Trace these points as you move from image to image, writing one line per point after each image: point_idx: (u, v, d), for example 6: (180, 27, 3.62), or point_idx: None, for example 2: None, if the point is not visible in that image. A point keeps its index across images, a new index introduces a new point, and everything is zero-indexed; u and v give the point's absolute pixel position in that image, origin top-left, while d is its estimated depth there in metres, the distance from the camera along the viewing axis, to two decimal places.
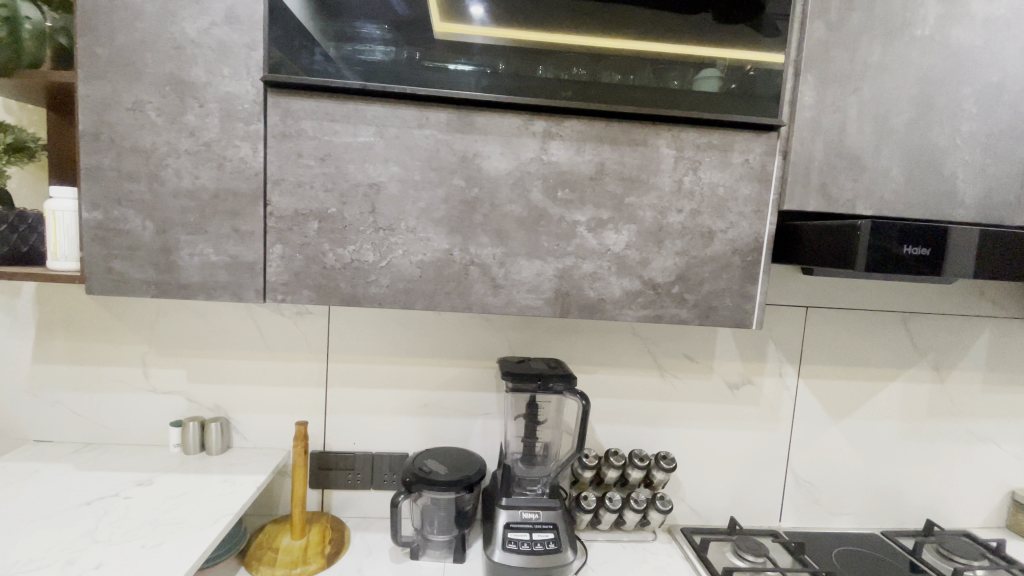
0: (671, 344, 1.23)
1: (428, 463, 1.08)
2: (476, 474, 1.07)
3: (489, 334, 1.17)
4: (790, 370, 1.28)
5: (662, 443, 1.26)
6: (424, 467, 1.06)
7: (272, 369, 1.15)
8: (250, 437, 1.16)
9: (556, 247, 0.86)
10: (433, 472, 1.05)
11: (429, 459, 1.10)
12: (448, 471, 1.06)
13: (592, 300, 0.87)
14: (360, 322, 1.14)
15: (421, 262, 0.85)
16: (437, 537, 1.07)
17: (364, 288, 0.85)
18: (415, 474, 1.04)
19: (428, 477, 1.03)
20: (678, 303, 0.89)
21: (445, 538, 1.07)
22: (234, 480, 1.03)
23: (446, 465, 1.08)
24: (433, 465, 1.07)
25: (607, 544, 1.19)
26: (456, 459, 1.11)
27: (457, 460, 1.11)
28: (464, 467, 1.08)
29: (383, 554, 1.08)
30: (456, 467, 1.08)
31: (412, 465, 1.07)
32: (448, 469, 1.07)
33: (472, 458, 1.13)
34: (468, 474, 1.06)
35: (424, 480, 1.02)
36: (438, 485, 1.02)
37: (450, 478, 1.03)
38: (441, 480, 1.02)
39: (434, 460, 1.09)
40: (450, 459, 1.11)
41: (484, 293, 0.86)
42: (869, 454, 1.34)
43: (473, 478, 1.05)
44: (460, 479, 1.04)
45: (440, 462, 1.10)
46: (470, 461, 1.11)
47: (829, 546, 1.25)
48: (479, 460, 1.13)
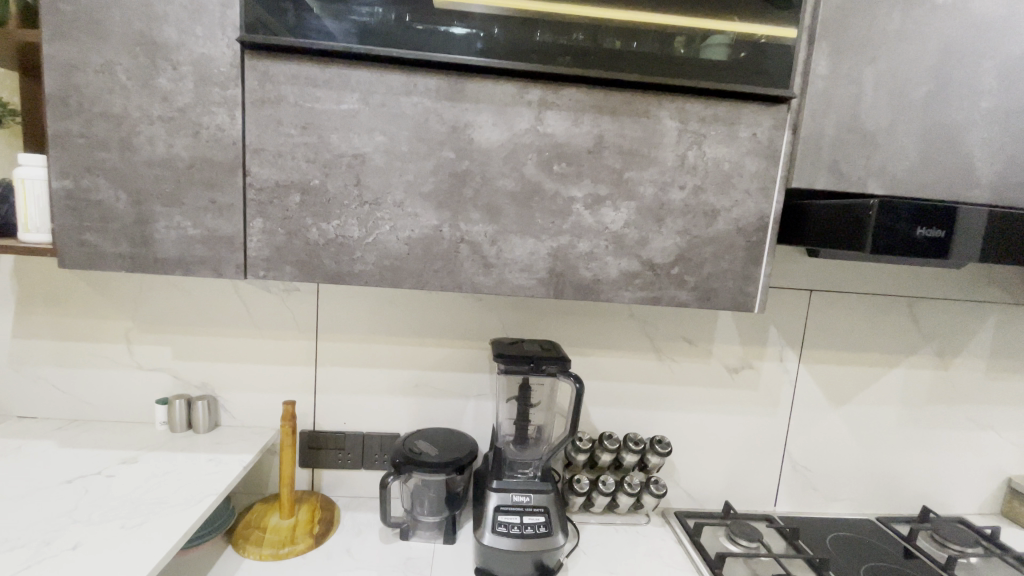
0: (670, 326, 1.19)
1: (419, 445, 1.07)
2: (467, 456, 1.05)
3: (482, 314, 1.13)
4: (791, 355, 1.25)
5: (658, 427, 1.24)
6: (415, 449, 1.05)
7: (259, 347, 1.12)
8: (238, 416, 1.14)
9: (551, 225, 0.81)
10: (424, 454, 1.03)
11: (419, 441, 1.08)
12: (439, 453, 1.04)
13: (588, 281, 0.84)
14: (349, 300, 1.10)
15: (409, 238, 0.81)
16: (428, 518, 1.06)
17: (349, 266, 0.81)
18: (405, 456, 1.02)
19: (419, 459, 1.01)
20: (677, 285, 0.85)
21: (435, 519, 1.06)
22: (220, 460, 1.01)
23: (436, 446, 1.07)
24: (424, 447, 1.06)
25: (600, 526, 1.18)
26: (447, 441, 1.09)
27: (448, 442, 1.09)
28: (455, 449, 1.06)
29: (372, 534, 1.07)
30: (447, 449, 1.06)
31: (402, 446, 1.05)
32: (438, 451, 1.05)
33: (464, 440, 1.11)
34: (458, 456, 1.04)
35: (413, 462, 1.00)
36: (429, 467, 1.00)
37: (440, 460, 1.01)
38: (432, 463, 1.00)
39: (424, 442, 1.08)
40: (441, 441, 1.09)
41: (475, 272, 0.82)
42: (867, 440, 1.32)
43: (464, 460, 1.03)
44: (451, 461, 1.02)
45: (430, 443, 1.08)
46: (461, 443, 1.09)
47: (823, 531, 1.24)
48: (470, 442, 1.11)
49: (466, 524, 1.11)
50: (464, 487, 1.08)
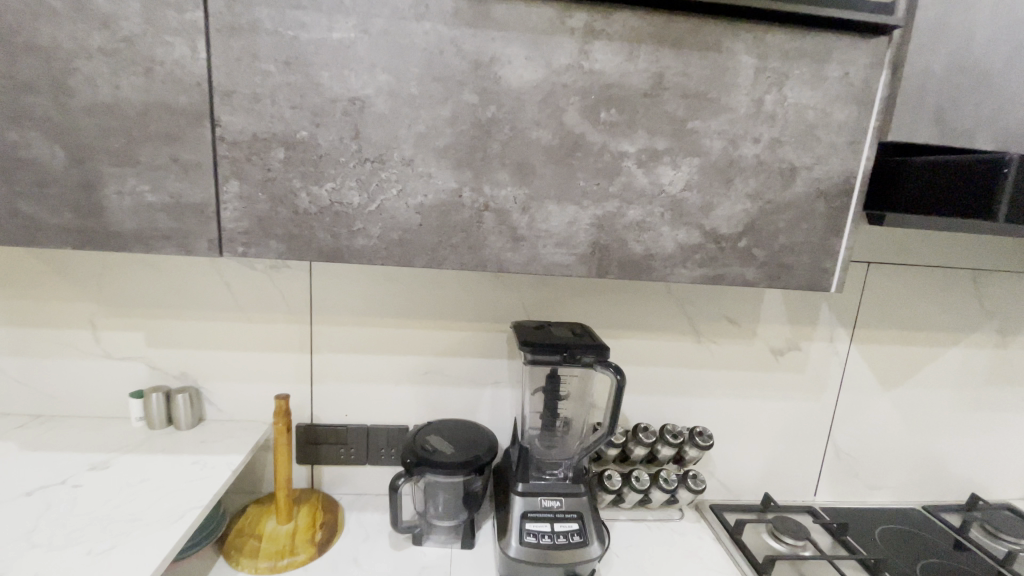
0: (711, 304, 1.06)
1: (432, 442, 0.94)
2: (487, 454, 0.93)
3: (500, 294, 0.99)
4: (842, 335, 1.12)
5: (693, 414, 1.13)
6: (428, 446, 0.92)
7: (245, 332, 0.97)
8: (225, 410, 1.01)
9: (596, 187, 0.66)
10: (439, 453, 0.90)
11: (432, 436, 0.96)
12: (456, 451, 0.92)
13: (639, 257, 0.69)
14: (346, 278, 0.96)
15: (422, 205, 0.65)
16: (443, 521, 0.95)
17: (348, 240, 0.66)
18: (418, 455, 0.89)
19: (433, 459, 0.89)
20: (743, 261, 0.71)
21: (452, 523, 0.95)
22: (205, 463, 0.88)
23: (453, 443, 0.94)
24: (438, 444, 0.93)
25: (630, 523, 1.08)
26: (464, 436, 0.97)
27: (465, 437, 0.97)
28: (473, 447, 0.94)
29: (381, 539, 0.95)
30: (464, 446, 0.94)
31: (413, 443, 0.93)
32: (455, 449, 0.92)
33: (483, 435, 0.98)
34: (478, 455, 0.91)
35: (427, 462, 0.88)
36: (445, 468, 0.88)
37: (457, 460, 0.89)
38: (448, 464, 0.88)
39: (438, 438, 0.95)
40: (457, 437, 0.96)
41: (502, 246, 0.67)
42: (917, 424, 1.20)
43: (483, 460, 0.91)
44: (469, 461, 0.89)
45: (446, 440, 0.95)
46: (480, 438, 0.97)
47: (869, 523, 1.14)
48: (490, 437, 0.98)
49: (486, 526, 1.00)
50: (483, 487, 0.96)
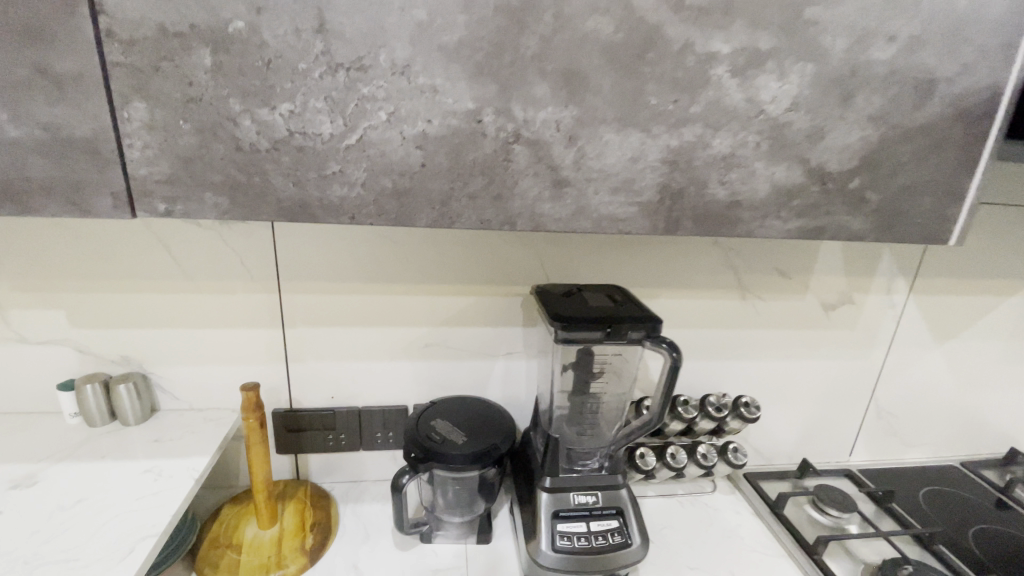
0: (762, 256, 0.90)
1: (440, 428, 0.78)
2: (506, 441, 0.78)
3: (513, 250, 0.80)
4: (901, 286, 0.98)
5: (730, 379, 1.00)
6: (436, 435, 0.76)
7: (197, 306, 0.78)
8: (183, 398, 0.83)
9: (673, 106, 0.47)
10: (450, 443, 0.75)
11: (438, 421, 0.80)
12: (469, 440, 0.76)
13: (722, 205, 0.51)
14: (320, 236, 0.75)
15: (424, 135, 0.45)
16: (455, 514, 0.82)
17: (319, 190, 0.46)
18: (424, 448, 0.74)
19: (444, 452, 0.73)
20: (852, 207, 0.54)
21: (466, 515, 0.82)
22: (161, 472, 0.70)
23: (465, 429, 0.79)
24: (447, 431, 0.77)
25: (660, 499, 0.98)
26: (475, 419, 0.81)
27: (477, 420, 0.81)
28: (489, 432, 0.78)
29: (384, 538, 0.82)
30: (478, 432, 0.78)
31: (417, 432, 0.77)
32: (468, 436, 0.77)
33: (497, 415, 0.83)
34: (496, 443, 0.76)
35: (436, 457, 0.73)
36: (459, 463, 0.73)
37: (473, 452, 0.74)
38: (462, 457, 0.73)
39: (446, 423, 0.79)
40: (468, 421, 0.81)
41: (540, 194, 0.48)
42: (965, 377, 1.10)
43: (502, 450, 0.76)
44: (487, 452, 0.74)
45: (455, 424, 0.80)
46: (495, 421, 0.81)
47: (908, 486, 1.06)
48: (506, 417, 0.83)
49: (502, 514, 0.88)
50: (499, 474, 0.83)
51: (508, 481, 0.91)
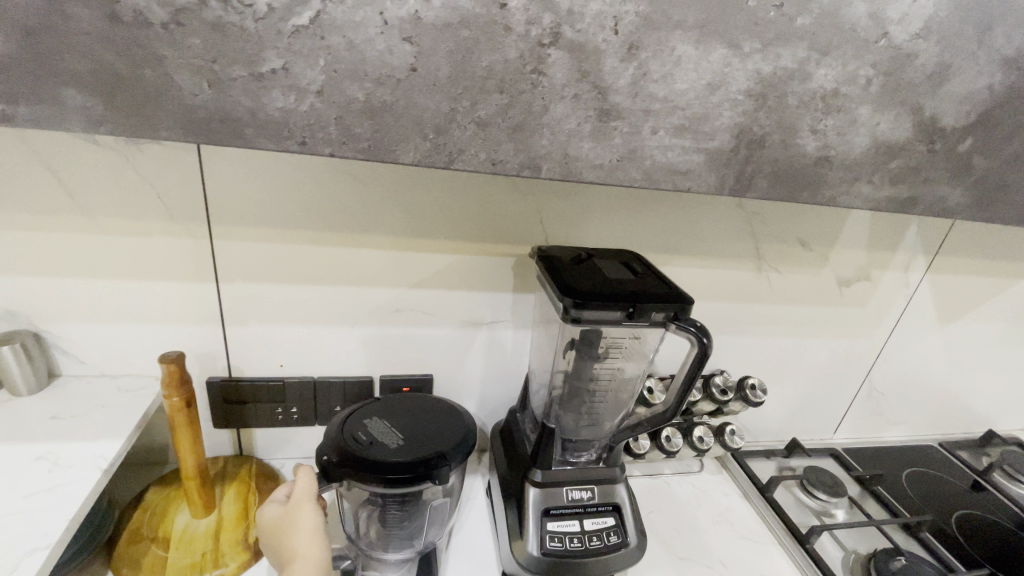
0: (785, 223, 0.79)
1: (373, 429, 0.58)
2: (461, 450, 0.58)
3: (508, 202, 0.66)
4: (919, 264, 0.90)
5: (729, 355, 0.92)
6: (363, 437, 0.56)
7: (101, 251, 0.60)
8: (91, 363, 0.67)
9: (775, 14, 0.33)
10: (380, 449, 0.55)
11: (373, 421, 0.60)
12: (410, 446, 0.56)
13: (808, 161, 0.39)
14: (265, 167, 0.58)
15: (418, 22, 0.29)
16: (391, 551, 0.62)
17: (248, 96, 0.30)
18: (343, 452, 0.54)
19: (369, 460, 0.53)
20: (956, 176, 0.42)
21: (405, 552, 0.63)
22: (57, 461, 0.56)
23: (406, 433, 0.59)
24: (381, 434, 0.58)
25: (647, 479, 0.91)
26: (425, 422, 0.61)
27: (426, 422, 0.61)
28: (438, 438, 0.58)
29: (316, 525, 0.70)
30: (422, 437, 0.58)
31: (340, 432, 0.57)
32: (409, 442, 0.57)
33: (454, 418, 0.63)
34: (444, 453, 0.56)
35: (356, 463, 0.53)
36: (388, 475, 0.52)
37: (409, 462, 0.54)
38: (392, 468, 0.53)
39: (383, 425, 0.59)
40: (415, 422, 0.61)
41: (577, 127, 0.34)
42: (959, 360, 1.05)
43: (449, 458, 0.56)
44: (427, 463, 0.54)
45: (397, 426, 0.60)
46: (452, 424, 0.61)
47: (892, 467, 1.03)
48: (466, 418, 0.63)
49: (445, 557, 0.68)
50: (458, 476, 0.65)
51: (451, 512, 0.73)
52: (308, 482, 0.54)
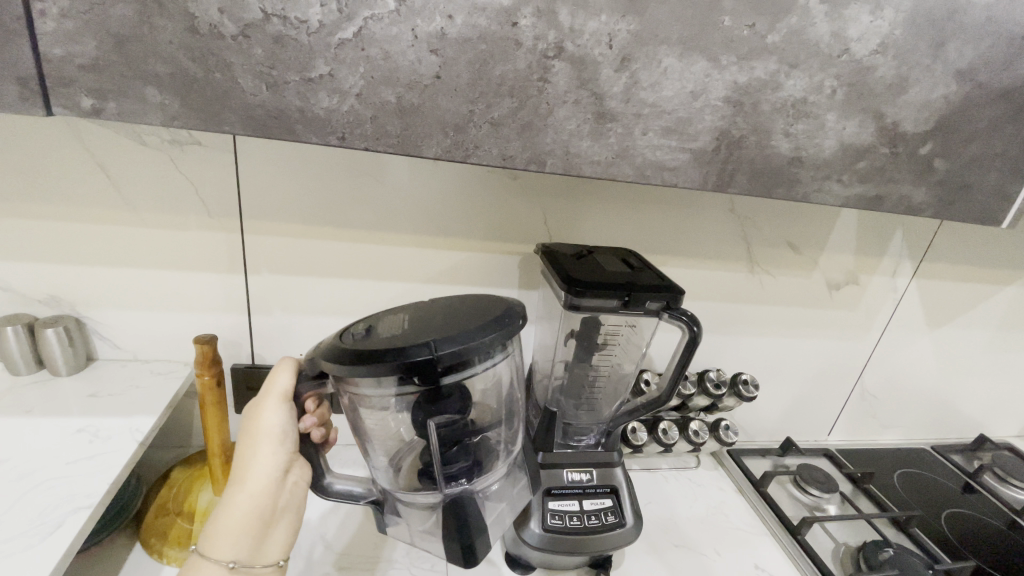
0: (775, 227, 0.84)
1: (385, 321, 0.46)
2: (460, 335, 0.41)
3: (516, 204, 0.72)
4: (905, 270, 0.94)
5: (725, 354, 0.96)
6: (364, 329, 0.46)
7: (142, 242, 0.66)
8: (126, 348, 0.72)
9: (748, 32, 0.38)
10: (370, 337, 0.43)
11: (393, 314, 0.48)
12: (400, 335, 0.42)
13: (781, 162, 0.44)
14: (293, 167, 0.64)
15: (443, 37, 0.35)
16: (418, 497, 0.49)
17: (299, 97, 0.35)
18: (330, 343, 0.45)
19: (344, 348, 0.42)
20: (919, 176, 0.47)
21: (429, 496, 0.49)
22: (97, 433, 0.61)
23: (416, 321, 0.45)
24: (386, 325, 0.45)
25: (645, 473, 0.95)
26: (453, 313, 0.46)
27: (451, 312, 0.46)
28: (444, 325, 0.43)
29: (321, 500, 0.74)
30: (429, 325, 0.43)
31: (350, 326, 0.48)
32: (404, 330, 0.43)
33: (496, 309, 0.46)
34: (429, 339, 0.40)
35: (330, 352, 0.43)
36: (349, 366, 0.40)
37: (379, 346, 0.40)
38: (351, 357, 0.40)
39: (400, 316, 0.47)
40: (441, 313, 0.46)
41: (577, 128, 0.39)
42: (949, 364, 1.09)
43: (437, 346, 0.40)
44: (400, 351, 0.39)
45: (416, 317, 0.46)
46: (480, 314, 0.45)
47: (885, 467, 1.06)
48: (504, 309, 0.46)
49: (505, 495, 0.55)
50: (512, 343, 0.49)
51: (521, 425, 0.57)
52: (284, 378, 0.50)
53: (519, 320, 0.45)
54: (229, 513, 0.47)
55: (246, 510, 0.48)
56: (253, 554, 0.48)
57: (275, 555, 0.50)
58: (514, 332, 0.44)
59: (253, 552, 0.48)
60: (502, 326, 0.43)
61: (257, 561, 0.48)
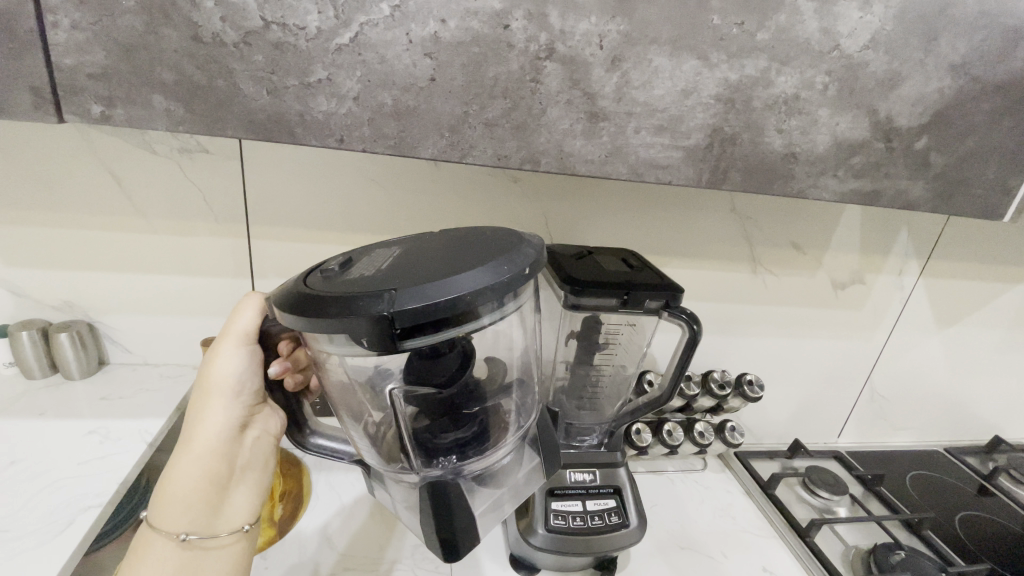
0: (778, 226, 0.84)
1: (367, 261, 0.41)
2: (426, 289, 0.34)
3: (516, 206, 0.72)
4: (912, 268, 0.94)
5: (731, 355, 0.95)
6: (341, 267, 0.40)
7: (151, 247, 0.67)
8: (137, 352, 0.74)
9: (737, 31, 0.39)
10: (338, 279, 0.38)
11: (381, 253, 0.43)
12: (364, 281, 0.37)
13: (775, 158, 0.44)
14: (297, 172, 0.65)
15: (437, 40, 0.36)
16: (401, 472, 0.46)
17: (299, 101, 0.36)
18: (298, 279, 0.40)
19: (305, 289, 0.37)
20: (915, 170, 0.47)
21: (413, 475, 0.45)
22: (108, 434, 0.63)
23: (396, 266, 0.38)
24: (363, 268, 0.40)
25: (651, 475, 0.94)
26: (443, 256, 0.39)
27: (440, 256, 0.39)
28: (419, 273, 0.36)
29: (325, 500, 0.74)
30: (406, 269, 0.37)
31: (332, 258, 0.43)
32: (374, 276, 0.37)
33: (496, 253, 0.38)
34: (387, 290, 0.34)
35: (290, 292, 0.38)
36: (302, 316, 0.35)
37: (333, 296, 0.35)
38: (305, 302, 0.36)
39: (385, 257, 0.41)
40: (429, 256, 0.40)
41: (571, 127, 0.40)
42: (960, 364, 1.07)
43: (394, 300, 0.33)
44: (354, 304, 0.34)
45: (399, 257, 0.41)
46: (471, 258, 0.38)
47: (896, 469, 1.05)
48: (506, 256, 0.38)
49: (508, 477, 0.49)
50: (516, 297, 0.41)
51: (538, 405, 0.53)
52: (248, 317, 0.50)
53: (515, 271, 0.36)
54: (177, 480, 0.48)
55: (197, 471, 0.48)
56: (212, 520, 0.48)
57: (239, 517, 0.50)
58: (503, 288, 0.35)
59: (212, 515, 0.48)
60: (488, 277, 0.35)
61: (218, 527, 0.48)
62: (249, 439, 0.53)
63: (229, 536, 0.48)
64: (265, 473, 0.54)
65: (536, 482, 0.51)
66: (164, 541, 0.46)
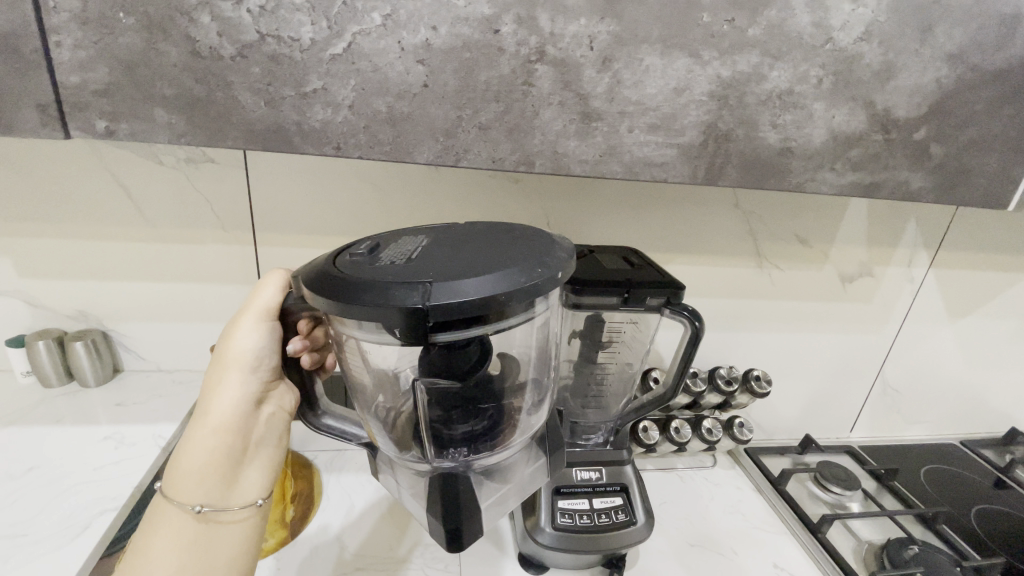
0: (782, 221, 0.83)
1: (398, 248, 0.41)
2: (459, 285, 0.34)
3: (518, 206, 0.73)
4: (922, 260, 0.92)
5: (738, 351, 0.95)
6: (370, 253, 0.41)
7: (160, 256, 0.69)
8: (150, 359, 0.75)
9: (728, 27, 0.39)
10: (367, 265, 0.38)
11: (408, 241, 0.43)
12: (395, 270, 0.37)
13: (771, 152, 0.44)
14: (301, 179, 0.66)
15: (429, 47, 0.36)
16: (415, 461, 0.46)
17: (296, 111, 0.37)
18: (327, 261, 0.40)
19: (335, 272, 0.37)
20: (915, 161, 0.46)
21: (423, 467, 0.46)
22: (122, 440, 0.65)
23: (427, 256, 0.39)
24: (393, 255, 0.40)
25: (659, 473, 0.94)
26: (472, 250, 0.39)
27: (468, 250, 0.40)
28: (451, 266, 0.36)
29: (335, 501, 0.75)
30: (439, 261, 0.37)
31: (359, 243, 0.43)
32: (404, 266, 0.38)
33: (529, 253, 0.39)
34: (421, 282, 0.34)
35: (320, 273, 0.38)
36: (334, 299, 0.36)
37: (365, 283, 0.35)
38: (336, 287, 0.36)
39: (413, 245, 0.41)
40: (460, 249, 0.40)
41: (564, 129, 0.40)
42: (975, 355, 1.05)
43: (427, 293, 0.34)
44: (389, 294, 0.34)
45: (429, 247, 0.41)
46: (504, 256, 0.38)
47: (909, 463, 1.03)
48: (538, 259, 0.38)
49: (515, 472, 0.48)
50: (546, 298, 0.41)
51: (552, 399, 0.53)
52: (268, 294, 0.51)
53: (549, 274, 0.37)
54: (194, 452, 0.48)
55: (213, 445, 0.49)
56: (224, 494, 0.49)
57: (251, 493, 0.50)
58: (535, 291, 0.36)
59: (227, 488, 0.49)
60: (522, 278, 0.36)
61: (232, 501, 0.49)
62: (264, 415, 0.53)
63: (243, 511, 0.49)
64: (277, 449, 0.55)
65: (540, 480, 0.50)
66: (179, 514, 0.46)
